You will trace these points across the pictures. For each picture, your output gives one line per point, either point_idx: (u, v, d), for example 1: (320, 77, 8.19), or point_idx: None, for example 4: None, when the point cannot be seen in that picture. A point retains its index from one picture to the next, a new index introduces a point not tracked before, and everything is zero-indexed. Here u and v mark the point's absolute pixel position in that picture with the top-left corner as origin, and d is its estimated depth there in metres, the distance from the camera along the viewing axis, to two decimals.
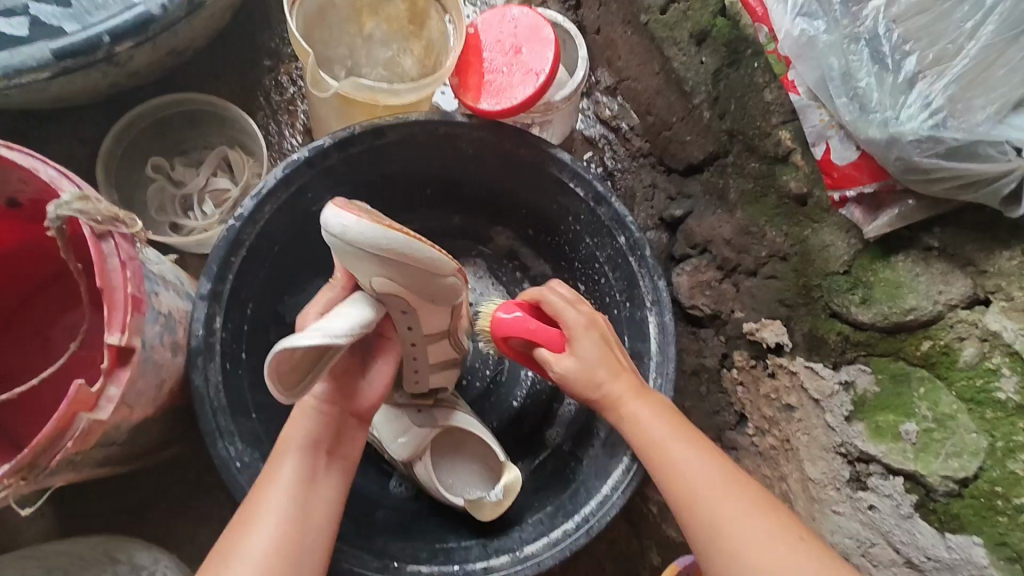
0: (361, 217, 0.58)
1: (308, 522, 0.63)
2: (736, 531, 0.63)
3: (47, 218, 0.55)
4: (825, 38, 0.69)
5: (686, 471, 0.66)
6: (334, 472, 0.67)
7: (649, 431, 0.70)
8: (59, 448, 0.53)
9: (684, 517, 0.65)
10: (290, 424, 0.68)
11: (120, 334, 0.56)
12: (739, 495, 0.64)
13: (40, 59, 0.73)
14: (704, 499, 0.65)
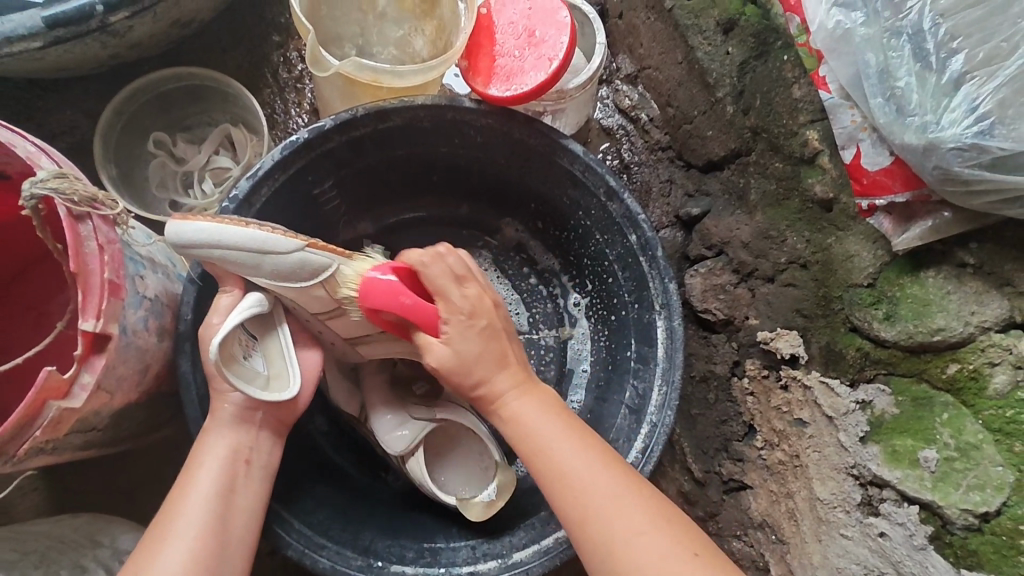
0: (173, 218, 0.61)
1: (227, 530, 0.59)
2: (632, 551, 0.56)
3: (22, 196, 0.53)
4: (862, 32, 0.63)
5: (575, 488, 0.60)
6: (253, 482, 0.63)
7: (531, 426, 0.64)
8: (27, 437, 0.52)
9: (582, 539, 0.59)
10: (200, 438, 0.63)
11: (94, 320, 0.54)
12: (638, 505, 0.58)
13: (31, 27, 0.69)
14: (598, 522, 0.58)
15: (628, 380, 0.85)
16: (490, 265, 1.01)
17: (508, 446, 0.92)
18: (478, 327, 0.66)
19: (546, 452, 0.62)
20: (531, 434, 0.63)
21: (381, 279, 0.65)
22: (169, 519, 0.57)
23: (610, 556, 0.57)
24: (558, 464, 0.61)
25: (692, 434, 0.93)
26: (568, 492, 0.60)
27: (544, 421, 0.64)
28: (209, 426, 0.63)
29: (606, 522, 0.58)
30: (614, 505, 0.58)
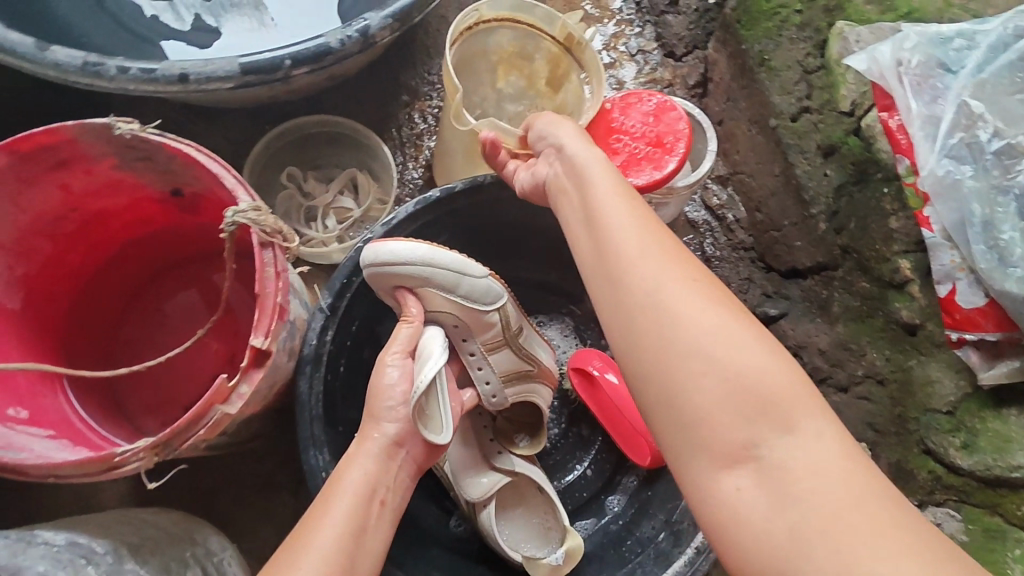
0: (381, 241, 0.73)
1: (353, 567, 0.58)
2: (731, 402, 0.49)
3: (224, 221, 0.61)
4: (971, 184, 0.69)
5: (689, 319, 0.51)
6: (383, 524, 0.63)
7: (637, 270, 0.55)
8: (192, 434, 0.58)
9: (665, 391, 0.51)
10: (345, 466, 0.65)
11: (263, 338, 0.60)
12: (749, 349, 0.50)
13: (228, 71, 0.78)
14: (693, 363, 0.50)
15: None
16: (570, 332, 1.07)
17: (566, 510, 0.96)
18: (618, 197, 0.61)
19: (657, 291, 0.53)
20: (644, 261, 0.55)
21: (598, 369, 0.95)
22: (302, 544, 0.57)
23: (697, 404, 0.50)
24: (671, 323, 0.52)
25: None
26: (676, 348, 0.51)
27: (650, 266, 0.55)
28: (355, 454, 0.66)
29: (750, 376, 0.49)
30: (719, 352, 0.50)
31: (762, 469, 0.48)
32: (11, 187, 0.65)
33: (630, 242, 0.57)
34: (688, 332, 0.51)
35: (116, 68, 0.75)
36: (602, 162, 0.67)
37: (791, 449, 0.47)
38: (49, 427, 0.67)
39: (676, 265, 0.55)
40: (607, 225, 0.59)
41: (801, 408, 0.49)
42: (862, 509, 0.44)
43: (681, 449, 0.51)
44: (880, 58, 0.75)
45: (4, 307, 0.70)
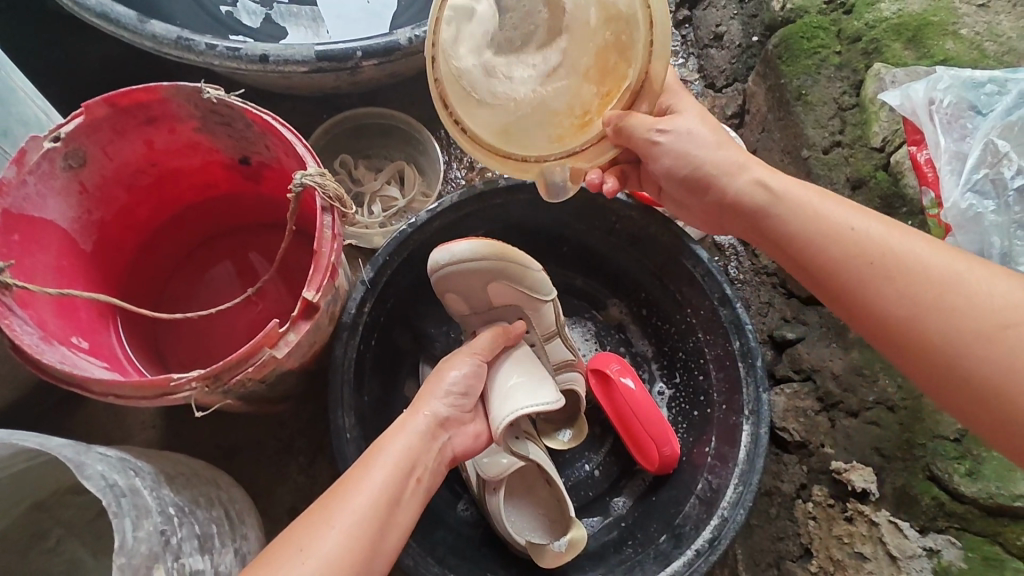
0: (466, 244, 0.81)
1: (383, 535, 0.60)
2: (1006, 326, 0.52)
3: (292, 182, 0.65)
4: (992, 218, 0.72)
5: (963, 320, 0.53)
6: (415, 501, 0.64)
7: (842, 223, 0.59)
8: (241, 370, 0.62)
9: (925, 335, 0.55)
10: (389, 437, 0.67)
11: (315, 292, 0.65)
12: (984, 277, 0.54)
13: (304, 56, 0.85)
14: (949, 304, 0.54)
15: (702, 473, 0.92)
16: (591, 335, 1.09)
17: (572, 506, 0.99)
18: (816, 195, 0.62)
19: (911, 300, 0.55)
20: (882, 276, 0.56)
21: (616, 369, 0.98)
22: (337, 503, 0.59)
23: (972, 333, 0.53)
24: (907, 269, 0.56)
25: (747, 543, 0.97)
26: (960, 351, 0.53)
27: (853, 216, 0.60)
28: (397, 430, 0.68)
29: (1007, 302, 0.53)
30: (962, 283, 0.54)
31: None
32: (105, 136, 0.72)
33: (875, 239, 0.58)
34: (962, 328, 0.53)
35: (205, 45, 0.83)
36: (763, 171, 0.64)
37: None
38: (103, 360, 0.72)
39: (926, 251, 0.56)
40: (823, 227, 0.60)
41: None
42: None
43: (964, 390, 0.54)
44: (913, 95, 0.79)
45: (78, 247, 0.76)
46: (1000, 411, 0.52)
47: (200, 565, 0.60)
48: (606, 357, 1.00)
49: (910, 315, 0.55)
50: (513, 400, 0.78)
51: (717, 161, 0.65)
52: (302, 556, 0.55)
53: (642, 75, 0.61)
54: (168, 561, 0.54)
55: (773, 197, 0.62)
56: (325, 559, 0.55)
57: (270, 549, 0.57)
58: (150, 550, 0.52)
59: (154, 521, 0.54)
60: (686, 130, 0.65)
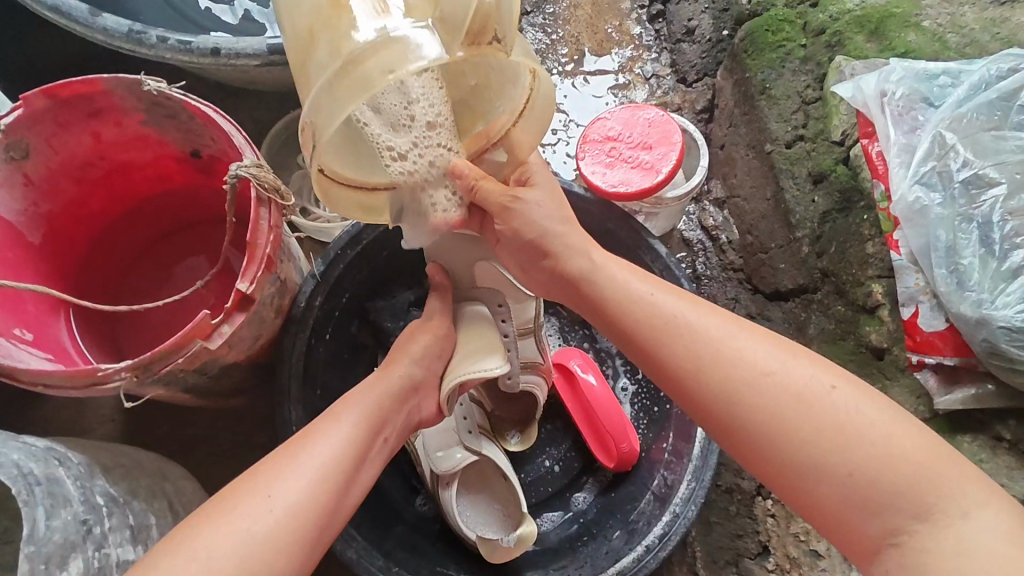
0: None
1: (348, 486, 0.59)
2: (762, 392, 0.54)
3: (228, 173, 0.66)
4: (938, 210, 0.72)
5: (734, 372, 0.55)
6: (379, 457, 0.64)
7: (630, 290, 0.62)
8: (172, 360, 0.62)
9: (697, 396, 0.56)
10: (360, 391, 0.67)
11: (249, 283, 0.65)
12: (750, 340, 0.57)
13: (257, 50, 0.85)
14: (714, 368, 0.56)
15: (658, 469, 0.91)
16: (554, 331, 1.08)
17: (530, 501, 0.98)
18: (618, 265, 0.65)
19: (692, 353, 0.57)
20: (671, 334, 0.58)
21: (579, 366, 0.98)
22: (304, 448, 0.59)
23: (735, 394, 0.55)
24: (684, 332, 0.58)
25: (705, 541, 0.94)
26: (731, 400, 0.55)
27: (639, 285, 0.63)
28: (369, 386, 0.68)
29: (770, 368, 0.55)
30: (730, 347, 0.56)
31: (852, 493, 0.50)
32: (48, 128, 0.72)
33: (657, 305, 0.60)
34: (733, 379, 0.55)
35: (156, 38, 0.83)
36: (587, 243, 0.65)
37: (899, 463, 0.50)
38: (47, 351, 0.72)
39: (705, 319, 0.58)
40: (616, 291, 0.62)
41: (866, 416, 0.52)
42: (905, 448, 0.50)
43: (738, 449, 0.55)
44: (864, 88, 0.80)
45: (26, 239, 0.76)
46: (769, 460, 0.53)
47: (128, 556, 0.60)
48: (572, 352, 1.00)
49: (684, 378, 0.57)
50: (462, 364, 0.73)
51: (557, 231, 0.65)
52: (267, 493, 0.55)
53: (503, 130, 0.65)
54: (89, 550, 0.55)
55: (591, 261, 0.64)
56: (290, 501, 0.55)
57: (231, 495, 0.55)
58: (66, 539, 0.53)
59: (74, 510, 0.55)
60: (537, 202, 0.65)
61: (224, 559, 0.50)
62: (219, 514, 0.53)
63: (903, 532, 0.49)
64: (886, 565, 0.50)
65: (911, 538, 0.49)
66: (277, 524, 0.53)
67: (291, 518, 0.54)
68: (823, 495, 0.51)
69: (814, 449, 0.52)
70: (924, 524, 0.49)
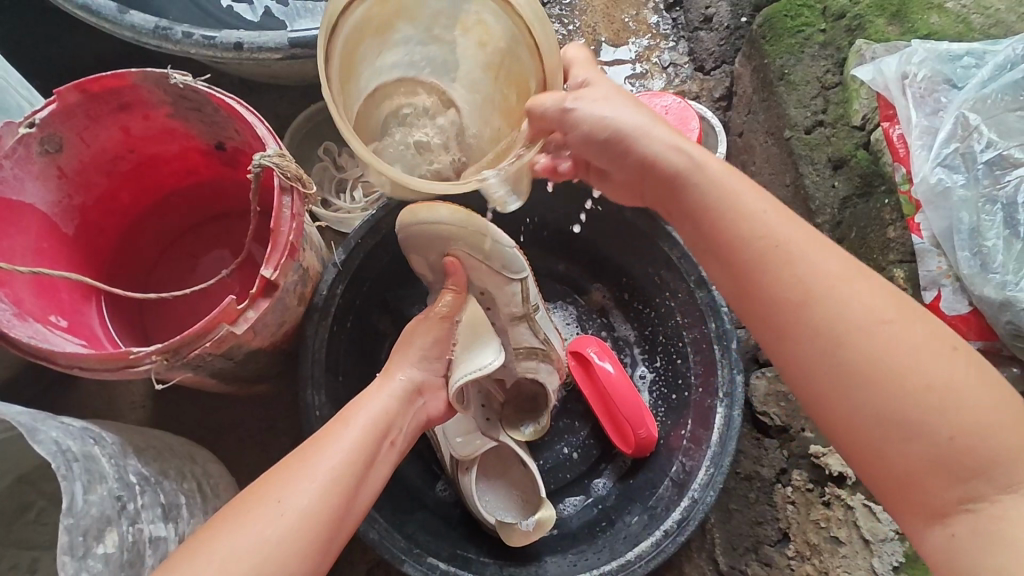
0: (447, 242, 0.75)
1: (356, 492, 0.60)
2: (869, 338, 0.51)
3: (251, 163, 0.67)
4: (961, 192, 0.71)
5: (851, 313, 0.52)
6: (387, 465, 0.65)
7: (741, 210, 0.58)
8: (200, 345, 0.64)
9: (794, 329, 0.54)
10: (365, 398, 0.68)
11: (273, 270, 0.67)
12: (865, 284, 0.54)
13: (278, 43, 0.87)
14: (822, 307, 0.53)
15: (677, 455, 0.91)
16: (572, 320, 1.09)
17: (549, 488, 0.99)
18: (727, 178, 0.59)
19: (806, 290, 0.54)
20: (782, 262, 0.55)
21: (594, 354, 0.98)
22: (314, 455, 0.59)
23: (840, 336, 0.52)
24: (798, 263, 0.54)
25: (725, 527, 0.94)
26: (833, 343, 0.52)
27: (753, 203, 0.58)
28: (375, 391, 0.69)
29: (882, 317, 0.52)
30: (845, 288, 0.53)
31: (935, 457, 0.49)
32: (80, 122, 0.74)
33: (767, 228, 0.56)
34: (845, 324, 0.52)
35: (182, 34, 0.85)
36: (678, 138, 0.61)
37: (992, 434, 0.49)
38: (82, 338, 0.74)
39: (820, 255, 0.55)
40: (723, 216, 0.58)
41: (968, 381, 0.50)
42: (998, 423, 0.49)
43: (822, 391, 0.53)
44: (885, 71, 0.78)
45: (60, 230, 0.79)
46: (855, 409, 0.52)
47: (161, 532, 0.63)
48: (586, 340, 1.00)
49: (788, 310, 0.54)
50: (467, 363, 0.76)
51: (636, 124, 0.61)
52: (279, 501, 0.55)
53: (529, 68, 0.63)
54: (123, 525, 0.57)
55: (690, 167, 0.59)
56: (300, 507, 0.55)
57: (245, 499, 0.56)
58: (102, 513, 0.55)
59: (109, 486, 0.57)
60: (598, 98, 0.62)
61: (240, 559, 0.52)
62: (237, 516, 0.55)
63: (981, 499, 0.49)
64: (952, 529, 0.49)
65: (987, 506, 0.48)
66: (290, 526, 0.54)
67: (303, 525, 0.55)
68: (909, 455, 0.50)
69: (908, 407, 0.50)
70: (1006, 496, 0.48)
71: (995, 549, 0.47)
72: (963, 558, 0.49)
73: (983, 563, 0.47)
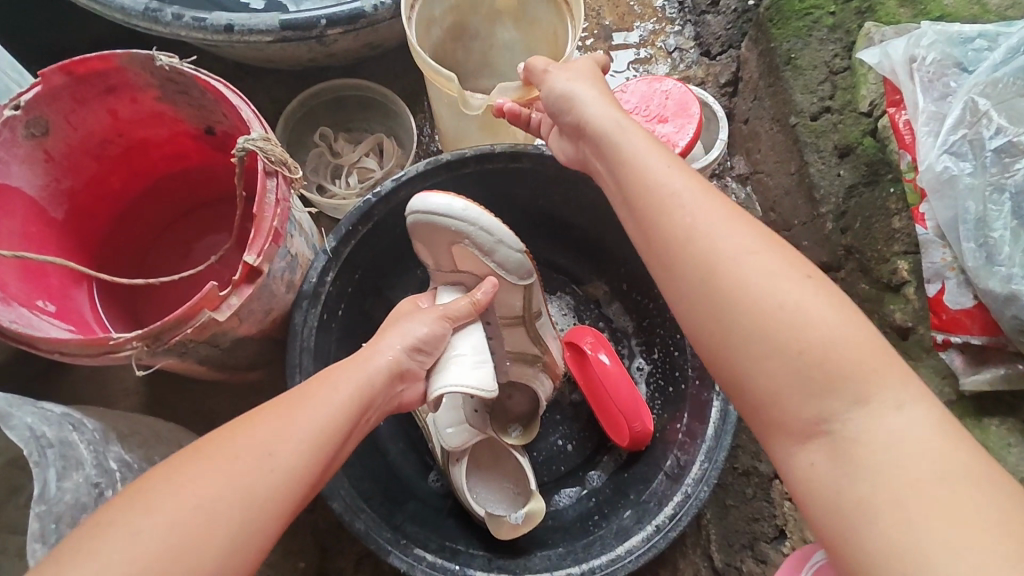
0: (442, 211, 0.73)
1: (331, 463, 0.57)
2: (740, 273, 0.51)
3: (235, 147, 0.66)
4: (968, 180, 0.68)
5: (718, 235, 0.53)
6: (359, 438, 0.62)
7: (642, 159, 0.59)
8: (179, 331, 0.63)
9: (673, 266, 0.54)
10: (344, 363, 0.64)
11: (256, 256, 0.66)
12: (742, 225, 0.54)
13: (269, 25, 0.85)
14: (699, 243, 0.53)
15: (671, 450, 0.89)
16: (569, 310, 1.07)
17: (543, 481, 0.98)
18: (638, 132, 0.62)
19: (688, 234, 0.54)
20: (671, 203, 0.55)
21: (590, 343, 0.96)
22: (288, 414, 0.56)
23: (712, 269, 0.52)
24: (681, 204, 0.55)
25: (721, 523, 0.93)
26: (707, 277, 0.52)
27: (653, 158, 0.59)
28: (355, 359, 0.65)
29: (753, 254, 0.52)
30: (720, 225, 0.53)
31: (795, 381, 0.48)
32: (66, 105, 0.74)
33: (654, 171, 0.58)
34: (716, 258, 0.52)
35: (172, 15, 0.84)
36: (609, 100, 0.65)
37: (854, 363, 0.47)
38: (69, 323, 0.74)
39: (705, 198, 0.55)
40: (630, 163, 0.60)
41: (831, 311, 0.49)
42: (858, 351, 0.48)
43: (700, 328, 0.53)
44: (892, 54, 0.76)
45: (48, 214, 0.79)
46: (724, 340, 0.51)
47: None
48: (585, 332, 0.98)
49: (673, 249, 0.55)
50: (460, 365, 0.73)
51: (587, 91, 0.67)
52: (250, 457, 0.52)
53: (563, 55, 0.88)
54: (101, 513, 0.57)
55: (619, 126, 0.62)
56: (271, 469, 0.52)
57: (206, 445, 0.52)
58: (77, 500, 0.55)
59: (86, 473, 0.57)
60: (574, 66, 0.71)
61: (186, 516, 0.47)
62: (181, 466, 0.50)
63: (835, 419, 0.47)
64: (813, 455, 0.48)
65: (841, 426, 0.47)
66: (263, 488, 0.51)
67: (275, 486, 0.51)
68: (769, 377, 0.49)
69: (771, 338, 0.49)
70: (860, 414, 0.46)
71: (853, 479, 0.45)
72: (822, 483, 0.46)
73: (846, 493, 0.45)
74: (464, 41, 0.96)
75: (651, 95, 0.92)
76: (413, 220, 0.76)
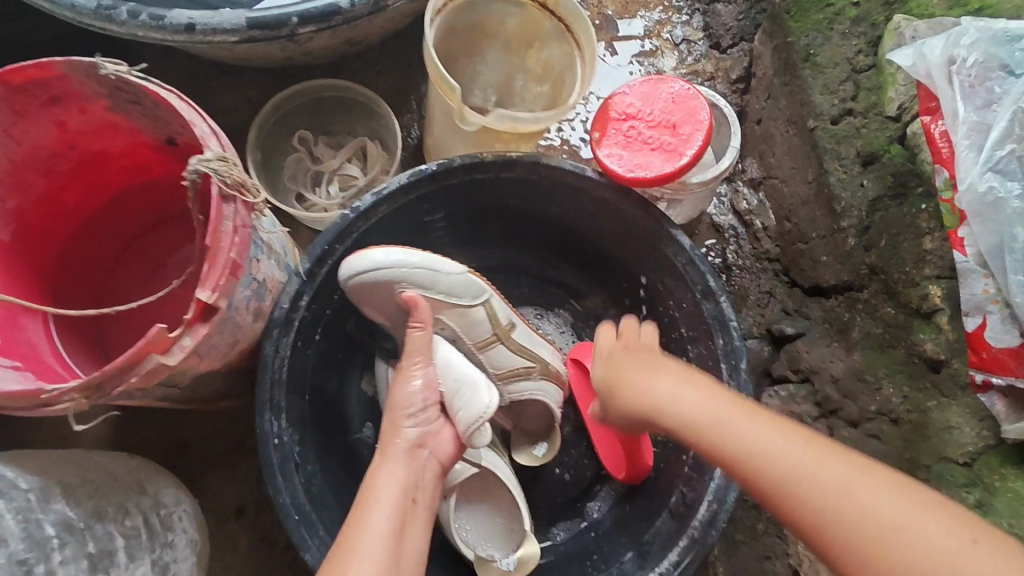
0: (376, 262, 0.70)
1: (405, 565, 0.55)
2: (711, 430, 0.52)
3: (188, 169, 0.60)
4: (1016, 203, 0.62)
5: (701, 423, 0.52)
6: (421, 525, 0.59)
7: (622, 386, 0.59)
8: (125, 379, 0.57)
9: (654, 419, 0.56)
10: (371, 472, 0.61)
11: (211, 292, 0.59)
12: (712, 396, 0.54)
13: (235, 24, 0.77)
14: (670, 414, 0.55)
15: (677, 483, 0.81)
16: (567, 327, 1.01)
17: (538, 513, 0.92)
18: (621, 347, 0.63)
19: (654, 409, 0.56)
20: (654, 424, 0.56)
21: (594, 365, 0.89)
22: (346, 553, 0.54)
23: (686, 424, 0.53)
24: (647, 400, 0.57)
25: (730, 561, 0.87)
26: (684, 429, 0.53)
27: (605, 372, 0.62)
28: (377, 465, 0.61)
29: (713, 415, 0.52)
30: (676, 398, 0.55)
31: (815, 535, 0.46)
32: (7, 117, 0.66)
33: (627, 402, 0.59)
34: (682, 417, 0.54)
35: (127, 13, 0.75)
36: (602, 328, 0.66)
37: (843, 508, 0.45)
38: (12, 358, 0.66)
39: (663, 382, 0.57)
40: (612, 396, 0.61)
41: (815, 458, 0.47)
42: (853, 498, 0.45)
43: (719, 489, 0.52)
44: (929, 55, 0.69)
45: None
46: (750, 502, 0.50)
47: None
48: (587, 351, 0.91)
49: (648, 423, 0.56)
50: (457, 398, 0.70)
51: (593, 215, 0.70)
52: None
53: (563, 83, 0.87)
54: None
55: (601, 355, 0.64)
56: None
57: None
58: None
59: None
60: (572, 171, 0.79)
61: None
62: None
63: None
64: None
65: None
66: None
67: None
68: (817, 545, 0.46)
69: (766, 493, 0.48)
70: None
71: None
72: None
73: None
74: (472, 64, 0.92)
75: (656, 97, 0.83)
76: (355, 283, 0.71)
